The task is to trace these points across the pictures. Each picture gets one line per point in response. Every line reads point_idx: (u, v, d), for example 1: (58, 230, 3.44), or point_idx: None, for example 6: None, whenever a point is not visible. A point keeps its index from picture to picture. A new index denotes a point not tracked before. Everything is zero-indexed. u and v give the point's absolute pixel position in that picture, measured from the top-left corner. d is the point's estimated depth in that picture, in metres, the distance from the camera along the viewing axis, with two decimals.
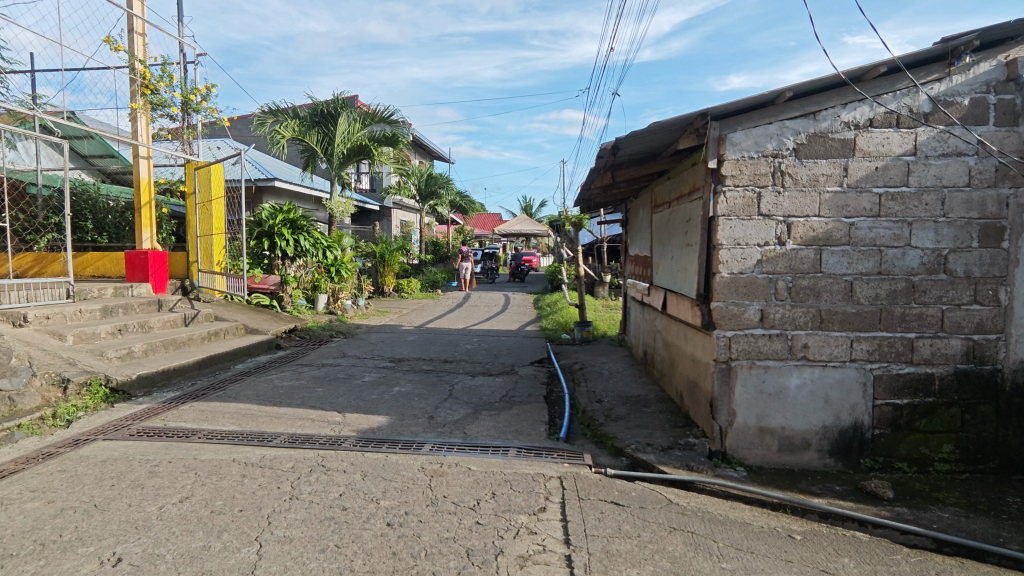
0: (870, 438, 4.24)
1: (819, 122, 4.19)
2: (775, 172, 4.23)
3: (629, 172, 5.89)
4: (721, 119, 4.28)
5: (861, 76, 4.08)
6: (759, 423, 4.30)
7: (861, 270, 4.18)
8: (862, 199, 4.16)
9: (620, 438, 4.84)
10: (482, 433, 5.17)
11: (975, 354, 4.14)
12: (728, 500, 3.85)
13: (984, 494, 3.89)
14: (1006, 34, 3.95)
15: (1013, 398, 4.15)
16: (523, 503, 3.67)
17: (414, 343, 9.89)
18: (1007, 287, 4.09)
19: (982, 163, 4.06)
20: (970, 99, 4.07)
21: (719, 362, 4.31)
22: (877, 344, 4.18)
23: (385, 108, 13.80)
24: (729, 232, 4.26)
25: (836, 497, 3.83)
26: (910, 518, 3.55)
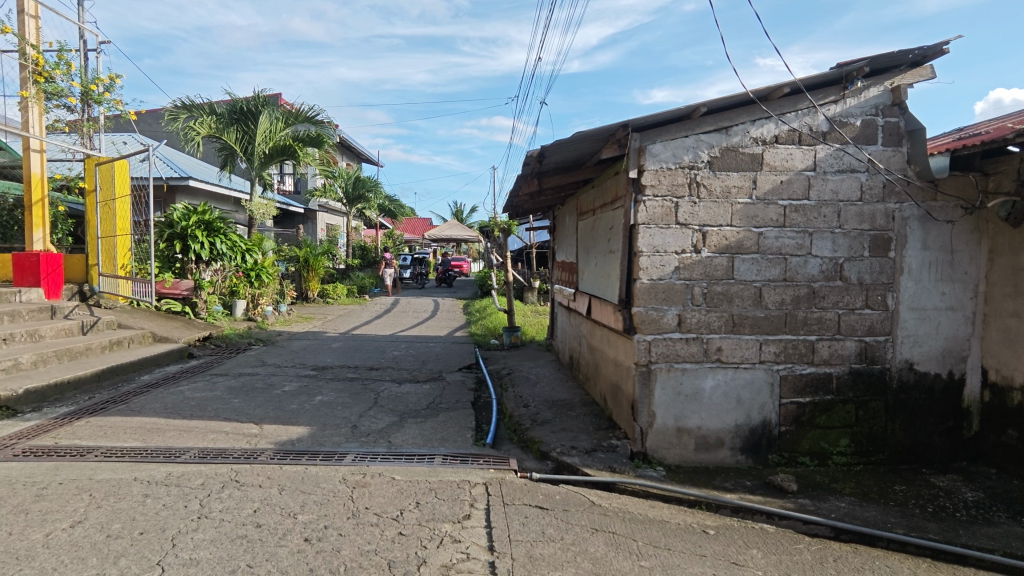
0: (777, 435, 4.51)
1: (731, 136, 4.44)
2: (691, 183, 4.43)
3: (555, 180, 5.98)
4: (642, 131, 4.43)
5: (767, 95, 4.35)
6: (677, 424, 4.47)
7: (769, 277, 4.45)
8: (769, 210, 4.44)
9: (545, 441, 4.90)
10: (407, 441, 5.09)
11: (867, 355, 4.50)
12: (648, 499, 3.97)
13: (875, 483, 4.23)
14: (891, 63, 4.35)
15: (900, 394, 4.54)
16: (447, 511, 3.63)
17: (339, 350, 9.60)
18: (894, 293, 4.48)
19: (872, 179, 4.44)
20: (861, 120, 4.44)
21: (640, 366, 4.46)
22: (783, 346, 4.46)
23: (309, 108, 13.31)
24: (648, 239, 4.42)
25: (746, 492, 4.04)
26: (811, 509, 3.80)
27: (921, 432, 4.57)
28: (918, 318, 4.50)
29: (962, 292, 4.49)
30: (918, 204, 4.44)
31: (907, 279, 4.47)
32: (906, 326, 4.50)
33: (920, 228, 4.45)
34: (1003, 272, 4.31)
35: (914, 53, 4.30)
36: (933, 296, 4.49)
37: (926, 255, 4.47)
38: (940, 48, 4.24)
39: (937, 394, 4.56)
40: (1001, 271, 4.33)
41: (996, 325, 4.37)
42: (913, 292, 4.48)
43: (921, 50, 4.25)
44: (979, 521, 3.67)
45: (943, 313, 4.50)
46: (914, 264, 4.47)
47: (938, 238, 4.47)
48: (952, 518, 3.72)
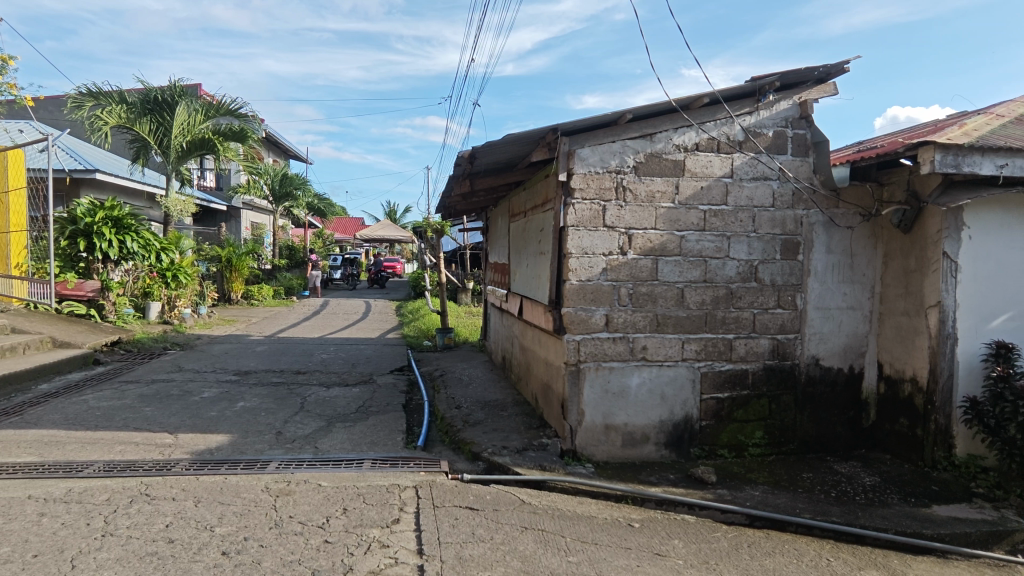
0: (698, 429, 4.72)
1: (655, 143, 4.61)
2: (618, 187, 4.57)
3: (487, 181, 6.00)
4: (571, 135, 4.53)
5: (688, 104, 4.56)
6: (605, 421, 4.59)
7: (690, 279, 4.66)
8: (690, 214, 4.64)
9: (477, 442, 4.90)
10: (335, 446, 4.94)
11: (779, 351, 4.79)
12: (577, 495, 4.05)
13: (786, 472, 4.51)
14: (799, 78, 4.66)
15: (808, 388, 4.86)
16: (376, 516, 3.55)
17: (263, 354, 9.21)
18: (802, 293, 4.79)
19: (783, 186, 4.74)
20: (773, 131, 4.74)
21: (570, 365, 4.54)
22: (703, 345, 4.68)
23: (231, 100, 12.67)
24: (577, 241, 4.51)
25: (669, 485, 4.21)
26: (729, 498, 4.00)
27: (826, 423, 4.91)
28: (824, 317, 4.84)
29: (861, 293, 4.87)
30: (823, 211, 4.78)
31: (813, 280, 4.80)
32: (813, 324, 4.83)
33: (825, 233, 4.79)
34: (896, 274, 4.71)
35: (819, 71, 4.63)
36: (836, 296, 4.85)
37: (830, 259, 4.82)
38: (841, 67, 4.59)
39: (840, 387, 4.92)
40: (894, 273, 4.73)
41: (890, 323, 4.76)
42: (819, 292, 4.82)
43: (825, 68, 4.58)
44: (875, 503, 3.99)
45: (845, 312, 4.87)
46: (820, 267, 4.80)
47: (841, 243, 4.82)
48: (852, 501, 4.02)
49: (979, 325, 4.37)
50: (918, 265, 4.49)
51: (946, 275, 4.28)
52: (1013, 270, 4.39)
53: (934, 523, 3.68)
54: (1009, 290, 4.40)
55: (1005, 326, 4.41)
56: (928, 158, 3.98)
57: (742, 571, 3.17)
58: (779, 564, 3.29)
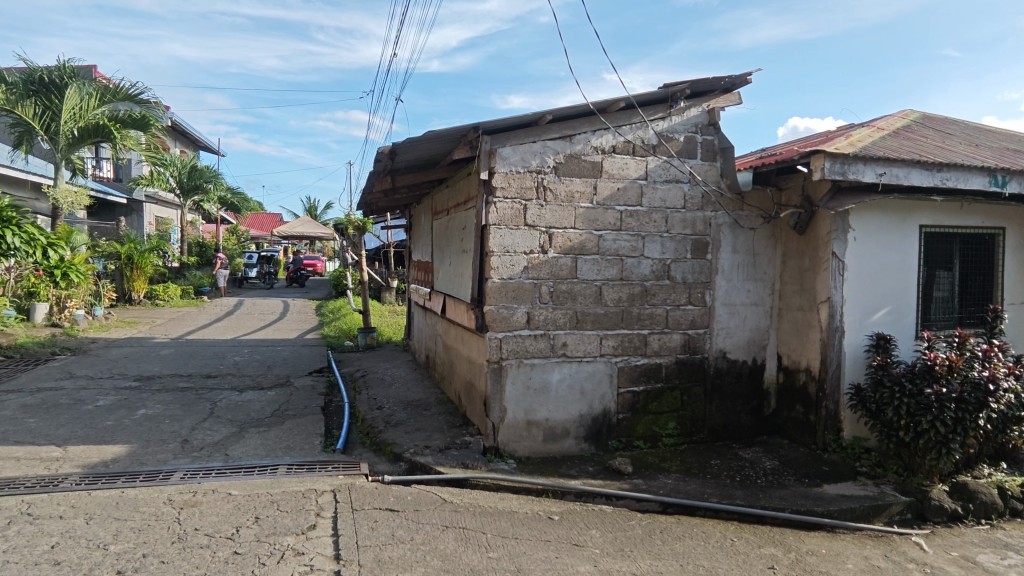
0: (616, 422, 4.89)
1: (574, 144, 4.72)
2: (538, 187, 4.64)
3: (408, 178, 5.92)
4: (492, 134, 4.55)
5: (605, 108, 4.70)
6: (526, 417, 4.66)
7: (607, 277, 4.81)
8: (607, 215, 4.79)
9: (398, 443, 4.84)
10: (247, 453, 4.71)
11: (690, 346, 5.05)
12: (499, 492, 4.08)
13: (697, 460, 4.76)
14: (707, 87, 4.93)
15: (716, 379, 5.15)
16: (290, 523, 3.42)
17: (168, 357, 8.63)
18: (710, 291, 5.07)
19: (693, 189, 4.99)
20: (684, 137, 4.98)
21: (492, 362, 4.57)
22: (620, 341, 4.85)
23: (131, 85, 11.73)
24: (499, 240, 4.55)
25: (588, 477, 4.33)
26: (644, 487, 4.17)
27: (732, 412, 5.22)
28: (730, 313, 5.15)
29: (763, 290, 5.22)
30: (729, 213, 5.08)
31: (720, 278, 5.09)
32: (721, 320, 5.12)
33: (730, 234, 5.10)
34: (793, 272, 5.09)
35: (725, 81, 4.91)
36: (741, 293, 5.17)
37: (735, 258, 5.13)
38: (745, 78, 4.90)
39: (744, 378, 5.25)
40: (791, 272, 5.10)
41: (787, 318, 5.13)
42: (726, 290, 5.12)
43: (731, 78, 4.88)
44: (774, 485, 4.29)
45: (748, 308, 5.20)
46: (726, 266, 5.11)
47: (745, 243, 5.15)
48: (754, 484, 4.30)
49: (862, 318, 4.79)
50: (811, 264, 4.87)
51: (835, 274, 4.68)
52: (891, 269, 4.85)
53: (824, 500, 4.01)
54: (888, 287, 4.85)
55: (884, 319, 4.86)
56: (819, 166, 4.32)
57: (655, 556, 3.31)
58: (688, 547, 3.46)
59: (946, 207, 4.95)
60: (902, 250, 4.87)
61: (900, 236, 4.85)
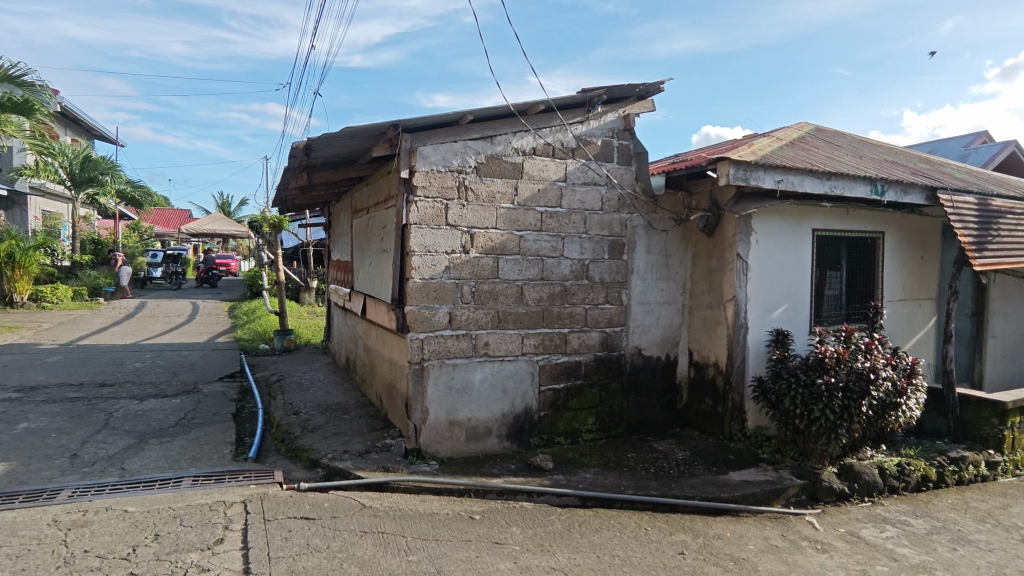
0: (538, 419, 4.97)
1: (496, 145, 4.75)
2: (460, 187, 4.63)
3: (326, 175, 5.74)
4: (412, 132, 4.49)
5: (526, 110, 4.77)
6: (449, 417, 4.64)
7: (529, 277, 4.88)
8: (528, 215, 4.86)
9: (316, 448, 4.68)
10: (147, 466, 4.39)
11: (608, 343, 5.22)
12: (420, 493, 4.04)
13: (614, 454, 4.92)
14: (623, 94, 5.11)
15: (632, 375, 5.35)
16: (195, 539, 3.22)
17: (56, 365, 7.88)
18: (627, 290, 5.26)
19: (610, 192, 5.16)
20: (601, 141, 5.14)
21: (413, 363, 4.51)
22: (541, 339, 4.93)
23: (10, 65, 10.64)
24: (420, 239, 4.50)
25: (510, 475, 4.37)
26: (563, 482, 4.26)
27: (647, 406, 5.44)
28: (644, 311, 5.37)
29: (675, 289, 5.48)
30: (643, 215, 5.29)
31: (636, 278, 5.30)
32: (636, 318, 5.33)
33: (645, 236, 5.32)
34: (702, 272, 5.37)
35: (640, 88, 5.11)
36: (655, 292, 5.40)
37: (649, 258, 5.36)
38: (658, 86, 5.13)
39: (659, 372, 5.48)
40: (700, 272, 5.38)
41: (697, 315, 5.41)
42: (641, 289, 5.33)
43: (644, 86, 5.09)
44: (685, 474, 4.52)
45: (662, 306, 5.44)
46: (641, 266, 5.32)
47: (658, 244, 5.38)
48: (667, 475, 4.51)
49: (763, 315, 5.14)
50: (718, 265, 5.16)
51: (739, 274, 4.99)
52: (789, 270, 5.22)
53: (730, 486, 4.27)
54: (786, 286, 5.22)
55: (783, 316, 5.23)
56: (724, 172, 4.58)
57: (573, 549, 3.39)
58: (605, 538, 3.57)
59: (835, 213, 5.41)
60: (797, 251, 5.25)
61: (796, 238, 5.24)
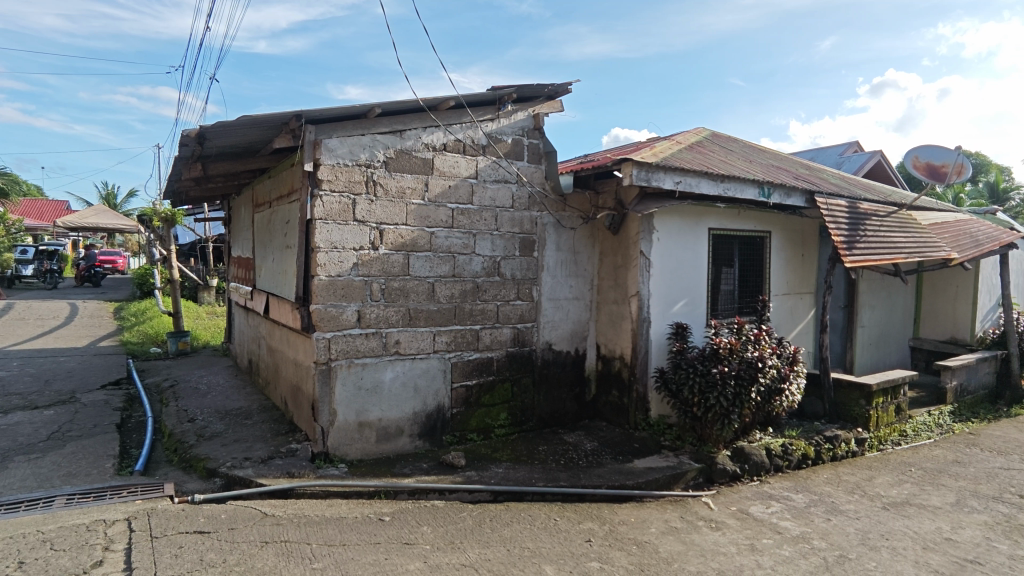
0: (450, 417, 4.95)
1: (405, 140, 4.67)
2: (368, 181, 4.51)
3: (223, 166, 5.40)
4: (317, 123, 4.32)
5: (436, 106, 4.72)
6: (358, 418, 4.52)
7: (440, 274, 4.84)
8: (439, 212, 4.82)
9: (213, 457, 4.39)
10: (11, 486, 3.93)
11: (520, 339, 5.29)
12: (327, 498, 3.91)
13: (526, 447, 5.00)
14: (533, 93, 5.20)
15: (543, 370, 5.46)
16: (69, 563, 2.93)
17: None
18: (537, 286, 5.36)
19: (520, 190, 5.23)
20: (511, 139, 5.20)
21: (320, 364, 4.35)
22: (453, 336, 4.92)
23: None
24: (326, 235, 4.34)
25: (422, 474, 4.32)
26: (476, 478, 4.28)
27: (558, 400, 5.57)
28: (554, 307, 5.50)
29: (584, 285, 5.65)
30: (553, 214, 5.41)
31: (546, 275, 5.41)
32: (547, 314, 5.44)
33: (555, 234, 5.44)
34: (608, 269, 5.57)
35: (549, 89, 5.23)
36: (564, 289, 5.54)
37: (559, 255, 5.49)
38: (566, 88, 5.27)
39: (569, 367, 5.63)
40: (607, 269, 5.58)
41: (604, 310, 5.61)
42: (551, 285, 5.45)
43: (554, 86, 5.20)
44: (593, 464, 4.68)
45: (571, 302, 5.59)
46: (551, 263, 5.44)
47: (567, 242, 5.52)
48: (576, 465, 4.64)
49: (665, 310, 5.41)
50: (624, 262, 5.38)
51: (643, 271, 5.22)
52: (687, 266, 5.53)
53: (635, 474, 4.47)
54: (685, 282, 5.52)
55: (682, 310, 5.54)
56: (629, 173, 4.77)
57: (484, 544, 3.41)
58: (515, 531, 3.63)
59: (728, 213, 5.79)
60: (695, 249, 5.57)
61: (694, 236, 5.56)
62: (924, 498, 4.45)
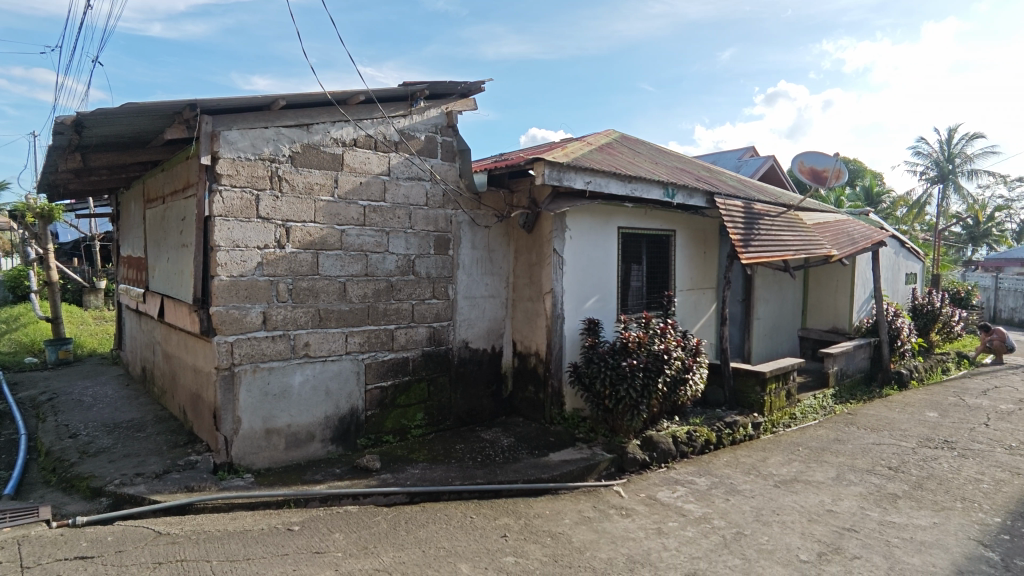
0: (364, 420, 4.83)
1: (312, 134, 4.49)
2: (272, 177, 4.30)
3: (106, 158, 4.96)
4: (214, 114, 4.06)
5: (345, 100, 4.58)
6: (265, 425, 4.30)
7: (351, 273, 4.70)
8: (350, 209, 4.68)
9: (99, 475, 4.02)
10: None
11: (436, 338, 5.25)
12: (231, 511, 3.69)
13: (443, 446, 4.97)
14: (445, 91, 5.17)
15: (460, 368, 5.45)
16: None
17: None
18: (453, 284, 5.34)
19: (434, 188, 5.18)
20: (424, 136, 5.14)
21: (221, 370, 4.09)
22: (366, 337, 4.80)
23: None
24: (226, 233, 4.09)
25: (334, 479, 4.18)
26: (391, 481, 4.20)
27: (475, 398, 5.58)
28: (470, 304, 5.50)
29: (499, 283, 5.70)
30: (467, 212, 5.41)
31: (461, 273, 5.40)
32: (463, 312, 5.43)
33: (470, 232, 5.44)
34: (523, 267, 5.65)
35: (462, 86, 5.23)
36: (480, 287, 5.56)
37: (474, 253, 5.49)
38: (479, 86, 5.28)
39: (485, 364, 5.66)
40: (522, 266, 5.65)
41: (519, 308, 5.69)
42: (466, 284, 5.45)
43: (466, 84, 5.21)
44: (510, 460, 4.72)
45: (486, 300, 5.61)
46: (467, 261, 5.44)
47: (482, 240, 5.54)
48: (493, 462, 4.67)
49: (577, 306, 5.55)
50: (538, 259, 5.47)
51: (556, 268, 5.33)
52: (598, 264, 5.71)
53: (550, 467, 4.56)
54: (596, 279, 5.70)
55: (594, 306, 5.71)
56: (541, 172, 4.85)
57: (398, 547, 3.36)
58: (431, 532, 3.59)
59: (636, 213, 6.04)
60: (605, 247, 5.76)
61: (604, 234, 5.74)
62: (810, 474, 4.86)
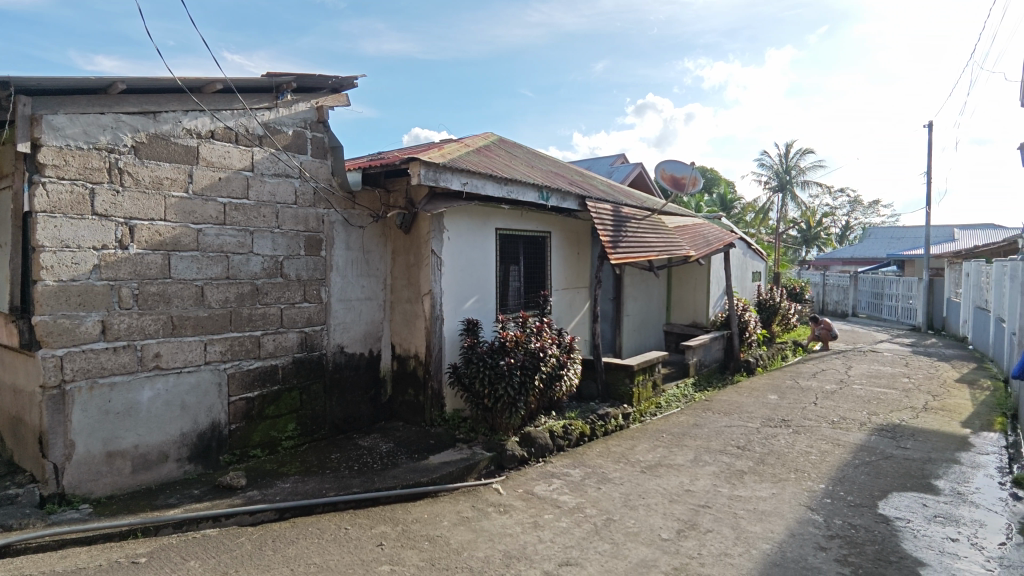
0: (227, 434, 4.47)
1: (159, 123, 4.07)
2: (110, 168, 3.84)
3: None
4: (34, 95, 3.54)
5: (200, 87, 4.21)
6: (106, 448, 3.83)
7: (210, 275, 4.33)
8: (207, 206, 4.31)
9: None
10: None
11: (308, 343, 4.98)
12: (61, 549, 3.24)
13: (317, 457, 4.74)
14: (315, 84, 4.94)
15: (335, 374, 5.23)
16: None
17: None
18: (326, 287, 5.11)
19: (303, 186, 4.91)
20: (292, 131, 4.87)
21: (48, 388, 3.58)
22: (228, 344, 4.44)
23: None
24: (53, 231, 3.59)
25: (192, 502, 3.82)
26: (258, 498, 3.92)
27: (352, 404, 5.38)
28: (345, 307, 5.29)
29: (376, 284, 5.55)
30: (340, 211, 5.19)
31: (335, 275, 5.19)
32: (337, 316, 5.22)
33: (344, 232, 5.23)
34: (401, 268, 5.55)
35: (333, 81, 5.03)
36: (356, 289, 5.38)
37: (349, 255, 5.30)
38: (351, 81, 5.11)
39: (362, 369, 5.48)
40: (399, 268, 5.55)
41: (398, 310, 5.59)
42: (341, 286, 5.24)
43: (337, 79, 5.02)
44: (388, 466, 4.61)
45: (363, 302, 5.44)
46: (341, 262, 5.23)
47: (357, 240, 5.36)
48: (371, 469, 4.53)
49: (456, 307, 5.56)
50: (416, 260, 5.40)
51: (434, 269, 5.29)
52: (477, 265, 5.76)
53: (429, 470, 4.51)
54: (474, 280, 5.73)
55: (473, 307, 5.75)
56: (416, 172, 4.78)
57: (263, 569, 3.14)
58: (301, 548, 3.41)
59: (512, 214, 6.16)
60: (483, 248, 5.82)
61: (481, 235, 5.79)
62: (671, 458, 5.26)
